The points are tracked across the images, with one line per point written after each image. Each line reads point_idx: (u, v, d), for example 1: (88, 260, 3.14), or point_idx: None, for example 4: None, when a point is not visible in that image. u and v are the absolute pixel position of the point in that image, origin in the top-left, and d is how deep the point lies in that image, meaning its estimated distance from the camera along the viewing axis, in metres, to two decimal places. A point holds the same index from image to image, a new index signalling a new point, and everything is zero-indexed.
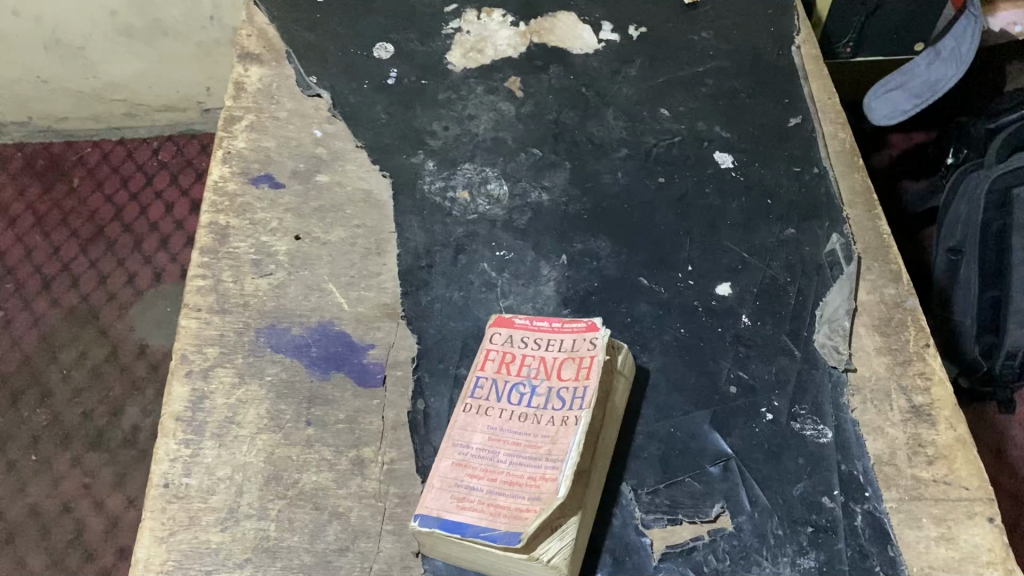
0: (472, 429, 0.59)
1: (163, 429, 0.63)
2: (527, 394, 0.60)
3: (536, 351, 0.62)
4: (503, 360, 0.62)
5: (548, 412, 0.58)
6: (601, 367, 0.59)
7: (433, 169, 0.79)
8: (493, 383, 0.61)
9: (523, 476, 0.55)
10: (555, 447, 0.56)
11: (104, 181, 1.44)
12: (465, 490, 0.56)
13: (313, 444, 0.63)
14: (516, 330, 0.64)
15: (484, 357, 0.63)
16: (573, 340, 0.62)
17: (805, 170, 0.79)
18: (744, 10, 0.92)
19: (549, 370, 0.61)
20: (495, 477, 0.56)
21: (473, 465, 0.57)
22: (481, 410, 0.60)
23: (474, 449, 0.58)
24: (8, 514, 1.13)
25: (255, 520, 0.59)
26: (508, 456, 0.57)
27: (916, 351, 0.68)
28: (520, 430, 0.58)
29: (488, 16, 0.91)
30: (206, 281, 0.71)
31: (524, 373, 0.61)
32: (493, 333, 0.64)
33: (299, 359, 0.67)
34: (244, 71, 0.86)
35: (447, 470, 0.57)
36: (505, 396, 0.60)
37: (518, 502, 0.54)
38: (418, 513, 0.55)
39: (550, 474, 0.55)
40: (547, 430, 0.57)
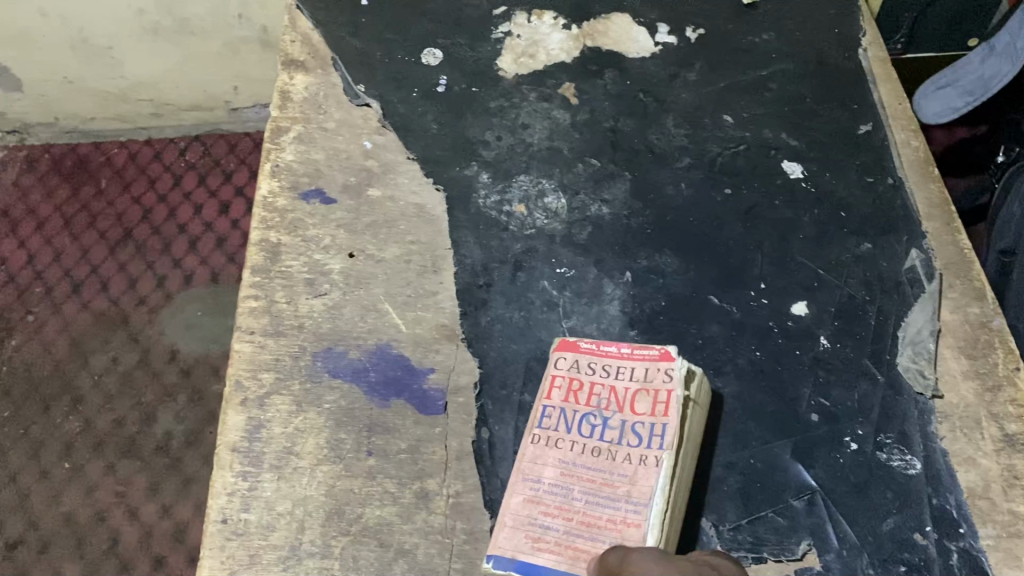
0: (543, 462, 0.56)
1: (219, 461, 0.61)
2: (599, 427, 0.57)
3: (606, 379, 0.59)
4: (571, 385, 0.59)
5: (623, 449, 0.55)
6: (680, 404, 0.56)
7: (488, 181, 0.76)
8: (560, 413, 0.58)
9: (602, 518, 0.53)
10: (635, 489, 0.53)
11: (132, 182, 1.41)
12: (541, 530, 0.53)
13: (375, 476, 0.60)
14: (582, 353, 0.60)
15: (549, 382, 0.60)
16: (647, 369, 0.58)
17: (879, 181, 0.75)
18: (805, 10, 0.89)
19: (622, 402, 0.57)
20: (571, 517, 0.53)
21: (546, 501, 0.54)
22: (551, 442, 0.57)
23: (546, 484, 0.55)
24: (43, 523, 1.11)
25: (318, 559, 0.57)
26: (584, 494, 0.54)
27: (1005, 374, 0.64)
28: (594, 466, 0.55)
29: (539, 18, 0.88)
30: (258, 302, 0.68)
31: (594, 403, 0.58)
32: (557, 357, 0.61)
33: (357, 385, 0.64)
34: (289, 79, 0.83)
35: (519, 507, 0.55)
36: (575, 427, 0.57)
37: (599, 547, 0.52)
38: (491, 553, 0.53)
39: (632, 518, 0.52)
40: (626, 468, 0.54)
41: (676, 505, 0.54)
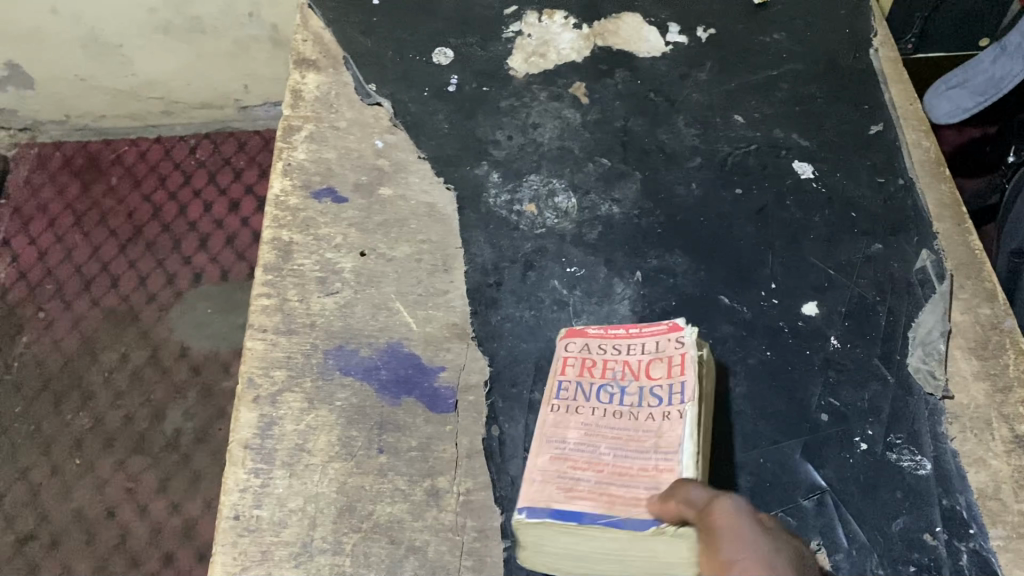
0: (566, 426, 0.57)
1: (231, 457, 0.61)
2: (617, 394, 0.58)
3: (619, 354, 0.60)
4: (585, 362, 0.60)
5: (645, 410, 0.56)
6: (694, 362, 0.57)
7: (498, 180, 0.76)
8: (577, 386, 0.59)
9: (633, 468, 0.53)
10: (663, 441, 0.54)
11: (143, 179, 1.41)
12: (573, 481, 0.53)
13: (386, 474, 0.60)
14: (591, 336, 0.61)
15: (562, 363, 0.60)
16: (659, 340, 0.60)
17: (889, 181, 0.75)
18: (816, 10, 0.89)
19: (636, 372, 0.58)
20: (602, 469, 0.54)
21: (575, 457, 0.55)
22: (571, 409, 0.57)
23: (571, 444, 0.55)
24: (54, 518, 1.12)
25: (329, 555, 0.57)
26: (611, 450, 0.55)
27: (1016, 375, 0.64)
28: (618, 426, 0.56)
29: (549, 18, 0.88)
30: (270, 300, 0.69)
31: (609, 375, 0.59)
32: (568, 340, 0.62)
33: (369, 382, 0.64)
34: (301, 78, 0.83)
35: (546, 464, 0.54)
36: (593, 397, 0.58)
37: (634, 491, 0.52)
38: (524, 505, 0.53)
39: (664, 465, 0.53)
40: (650, 425, 0.55)
41: (705, 454, 0.55)
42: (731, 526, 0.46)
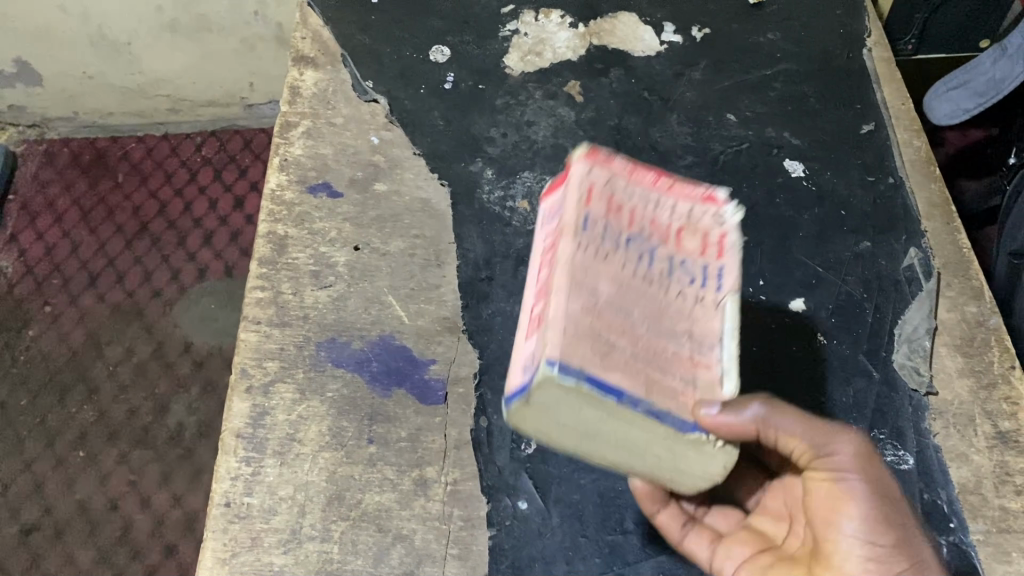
0: (596, 273, 0.47)
1: (224, 446, 0.62)
2: (650, 252, 0.50)
3: (652, 206, 0.51)
4: (614, 198, 0.51)
5: (679, 283, 0.49)
6: (736, 247, 0.51)
7: (492, 177, 0.77)
8: (606, 224, 0.50)
9: (668, 351, 0.47)
10: (701, 328, 0.48)
11: (148, 176, 1.43)
12: (608, 349, 0.45)
13: (375, 463, 0.62)
14: (619, 163, 0.52)
15: (586, 188, 0.50)
16: (697, 202, 0.52)
17: (880, 180, 0.76)
18: (812, 10, 0.89)
19: (671, 233, 0.51)
20: (637, 341, 0.46)
21: (608, 318, 0.46)
22: (599, 253, 0.48)
23: (603, 296, 0.47)
24: (58, 510, 1.14)
25: (318, 542, 0.58)
26: (646, 322, 0.47)
27: (1001, 373, 0.65)
28: (651, 292, 0.48)
29: (546, 16, 0.89)
30: (265, 292, 0.70)
31: (641, 226, 0.50)
32: (593, 163, 0.51)
33: (360, 374, 0.65)
34: (299, 75, 0.84)
35: (579, 316, 0.46)
36: (624, 246, 0.49)
37: (671, 382, 0.46)
38: (555, 360, 0.44)
39: (703, 359, 0.48)
40: (685, 304, 0.49)
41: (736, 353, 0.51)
42: (867, 482, 0.49)
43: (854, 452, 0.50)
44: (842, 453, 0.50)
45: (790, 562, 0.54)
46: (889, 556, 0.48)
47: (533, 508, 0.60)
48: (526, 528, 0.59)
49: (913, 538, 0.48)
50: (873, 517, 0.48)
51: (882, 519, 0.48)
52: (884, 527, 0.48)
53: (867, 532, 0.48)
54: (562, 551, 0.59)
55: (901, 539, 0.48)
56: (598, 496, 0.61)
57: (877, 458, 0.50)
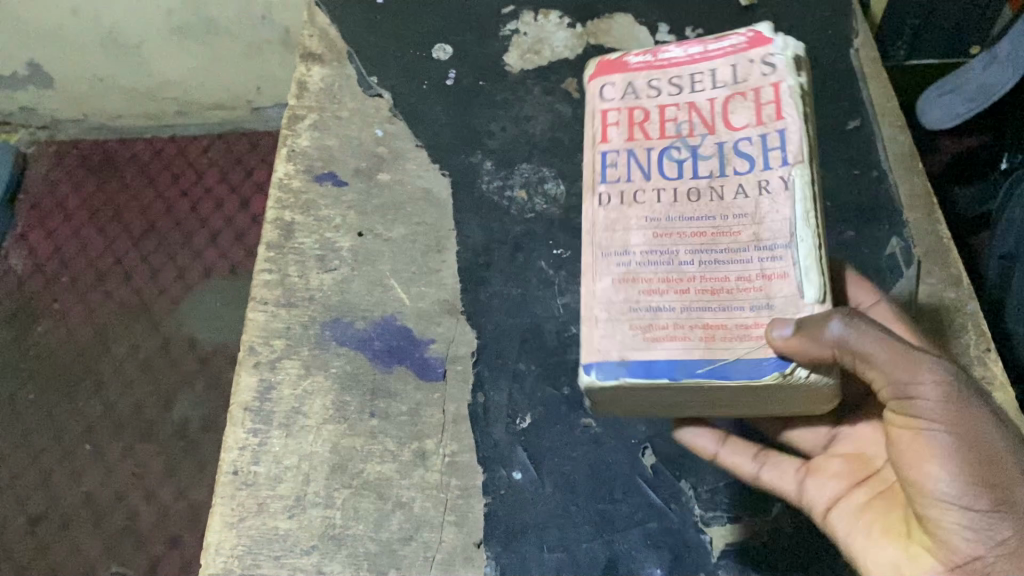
0: (627, 225, 0.50)
1: (233, 418, 0.66)
2: (693, 158, 0.50)
3: (682, 95, 0.51)
4: (636, 116, 0.52)
5: (733, 180, 0.49)
6: (793, 99, 0.49)
7: (491, 168, 0.79)
8: (629, 156, 0.51)
9: (720, 281, 0.48)
10: (762, 228, 0.48)
11: (156, 178, 1.44)
12: (650, 315, 0.48)
13: (376, 435, 0.65)
14: (631, 73, 0.53)
15: (602, 124, 0.52)
16: (735, 69, 0.51)
17: (864, 173, 0.79)
18: (808, 6, 0.90)
19: (713, 117, 0.50)
20: (682, 287, 0.48)
21: (646, 276, 0.49)
22: (628, 198, 0.50)
23: (637, 251, 0.49)
24: (64, 501, 1.17)
25: (321, 509, 0.62)
26: (695, 257, 0.48)
27: (975, 355, 0.69)
28: (700, 216, 0.49)
29: (545, 16, 0.88)
30: (272, 275, 0.73)
31: (676, 130, 0.51)
32: (604, 86, 0.53)
33: (363, 353, 0.69)
34: (307, 70, 0.85)
35: (611, 291, 0.49)
36: (661, 168, 0.50)
37: (732, 318, 0.47)
38: (588, 363, 0.48)
39: (774, 269, 0.48)
40: (745, 206, 0.48)
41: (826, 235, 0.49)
42: (963, 438, 0.47)
43: (943, 393, 0.47)
44: (929, 398, 0.48)
45: (892, 497, 0.54)
46: (990, 520, 0.47)
47: (527, 478, 0.64)
48: (520, 496, 0.63)
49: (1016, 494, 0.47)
50: (972, 479, 0.47)
51: (982, 479, 0.47)
52: (985, 490, 0.47)
53: (962, 494, 0.47)
54: (554, 518, 0.63)
55: (1003, 500, 0.47)
56: (588, 468, 0.65)
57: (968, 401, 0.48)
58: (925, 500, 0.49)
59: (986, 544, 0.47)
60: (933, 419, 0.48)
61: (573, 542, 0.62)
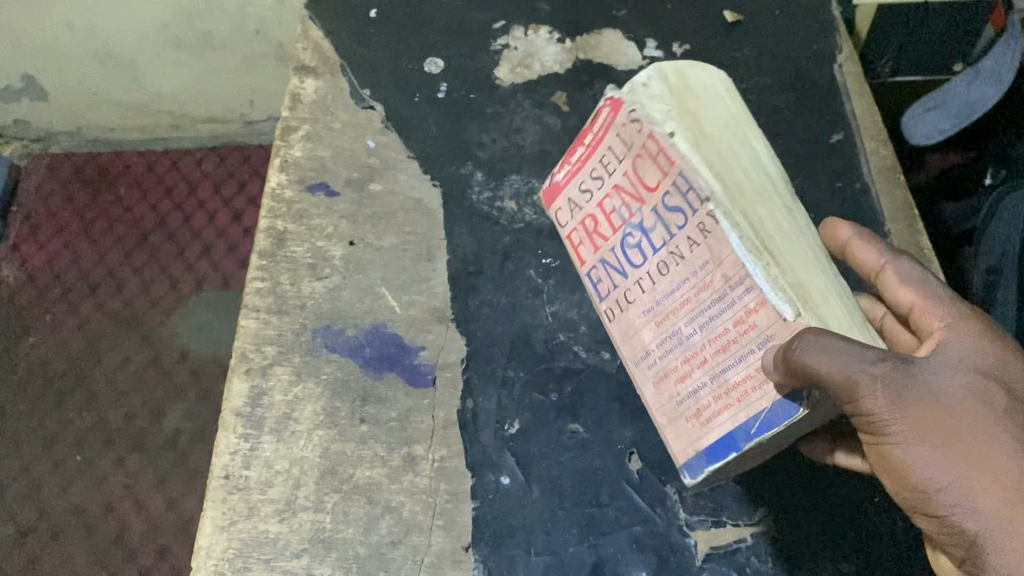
0: (637, 326, 0.59)
1: (223, 423, 0.66)
2: (647, 235, 0.57)
3: (609, 187, 0.60)
4: (591, 226, 0.61)
5: (681, 239, 0.55)
6: (671, 141, 0.55)
7: (482, 179, 0.81)
8: (609, 262, 0.61)
9: (717, 338, 0.54)
10: (720, 270, 0.53)
11: (149, 190, 1.45)
12: (693, 400, 0.56)
13: (366, 441, 0.66)
14: (566, 193, 0.63)
15: (578, 248, 0.63)
16: (623, 141, 0.58)
17: (847, 185, 0.81)
18: (793, 22, 0.92)
19: (638, 188, 0.58)
20: (696, 360, 0.55)
21: (675, 362, 0.57)
22: (626, 300, 0.60)
23: (653, 345, 0.58)
24: (53, 512, 1.17)
25: (311, 512, 0.63)
26: (692, 325, 0.55)
27: None
28: (681, 284, 0.55)
29: (535, 32, 0.90)
30: (264, 283, 0.73)
31: (623, 218, 0.59)
32: (558, 212, 0.64)
33: (354, 359, 0.69)
34: (300, 83, 0.86)
35: (656, 394, 0.58)
36: (635, 258, 0.58)
37: (741, 367, 0.53)
38: (683, 468, 0.57)
39: (749, 304, 0.52)
40: (699, 253, 0.54)
41: (773, 251, 0.53)
42: (921, 444, 0.49)
43: (891, 399, 0.48)
44: (880, 409, 0.49)
45: None
46: (959, 523, 0.48)
47: (515, 483, 0.65)
48: (508, 501, 0.64)
49: (979, 492, 0.48)
50: (932, 481, 0.49)
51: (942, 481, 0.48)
52: (946, 496, 0.48)
53: (928, 499, 0.49)
54: (541, 522, 0.64)
55: (966, 501, 0.48)
56: (576, 473, 0.66)
57: (919, 410, 0.49)
58: (900, 499, 0.51)
59: (960, 545, 0.49)
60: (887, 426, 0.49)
61: (560, 546, 0.63)
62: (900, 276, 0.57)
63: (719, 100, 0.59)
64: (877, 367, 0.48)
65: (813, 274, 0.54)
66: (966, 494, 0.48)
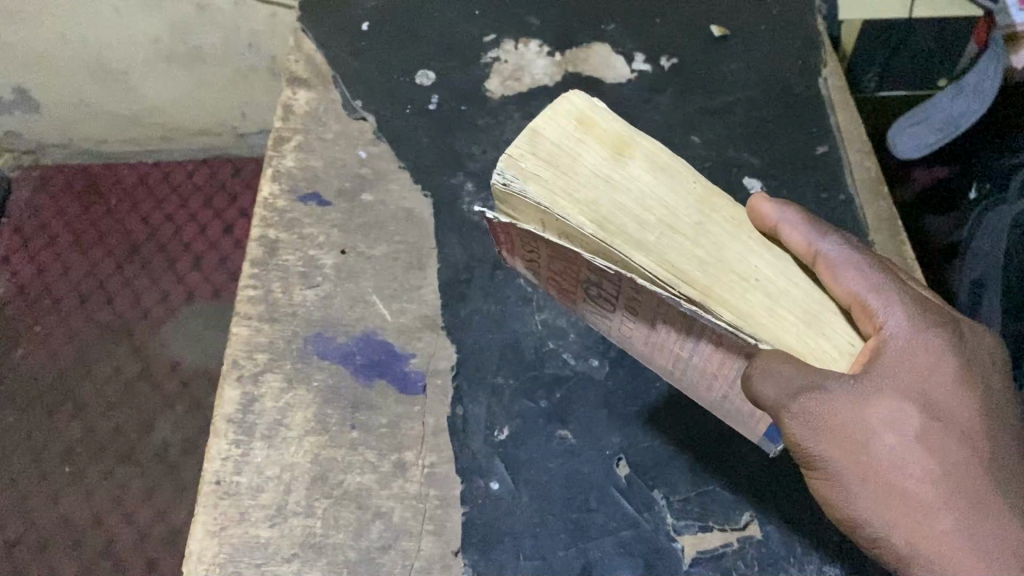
0: (643, 353, 0.58)
1: (215, 430, 0.67)
2: (598, 290, 0.54)
3: (541, 258, 0.56)
4: (559, 284, 0.58)
5: (624, 290, 0.52)
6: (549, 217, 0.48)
7: (472, 189, 0.82)
8: (590, 308, 0.59)
9: (710, 360, 0.53)
10: (671, 313, 0.50)
11: (140, 202, 1.45)
12: (727, 403, 0.57)
13: (357, 447, 0.67)
14: (515, 261, 0.59)
15: (554, 295, 0.60)
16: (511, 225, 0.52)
17: (832, 196, 0.82)
18: (778, 37, 0.93)
19: (563, 257, 0.53)
20: (707, 378, 0.55)
21: (691, 380, 0.57)
22: (622, 334, 0.58)
23: (663, 366, 0.58)
24: (41, 524, 1.17)
25: (302, 517, 0.64)
26: (682, 351, 0.54)
27: None
28: (651, 322, 0.53)
29: (525, 45, 0.91)
30: (256, 291, 0.74)
31: (573, 279, 0.56)
32: (517, 269, 0.61)
33: (344, 366, 0.70)
34: (292, 94, 0.87)
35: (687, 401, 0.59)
36: (606, 305, 0.56)
37: None
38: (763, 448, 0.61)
39: (715, 333, 0.49)
40: (647, 300, 0.51)
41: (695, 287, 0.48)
42: (845, 473, 0.51)
43: (819, 431, 0.51)
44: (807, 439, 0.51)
45: None
46: (879, 543, 0.52)
47: (504, 488, 0.66)
48: (498, 506, 0.65)
49: (899, 523, 0.51)
50: (857, 505, 0.52)
51: (866, 506, 0.51)
52: (867, 520, 0.52)
53: (851, 521, 0.53)
54: (530, 527, 0.64)
55: (887, 528, 0.51)
56: (564, 478, 0.66)
57: (844, 441, 0.51)
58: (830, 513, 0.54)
59: (881, 559, 0.53)
60: (825, 449, 0.51)
61: (548, 551, 0.63)
62: (834, 271, 0.53)
63: (572, 149, 0.52)
64: (829, 395, 0.50)
65: (756, 297, 0.50)
66: (888, 521, 0.51)
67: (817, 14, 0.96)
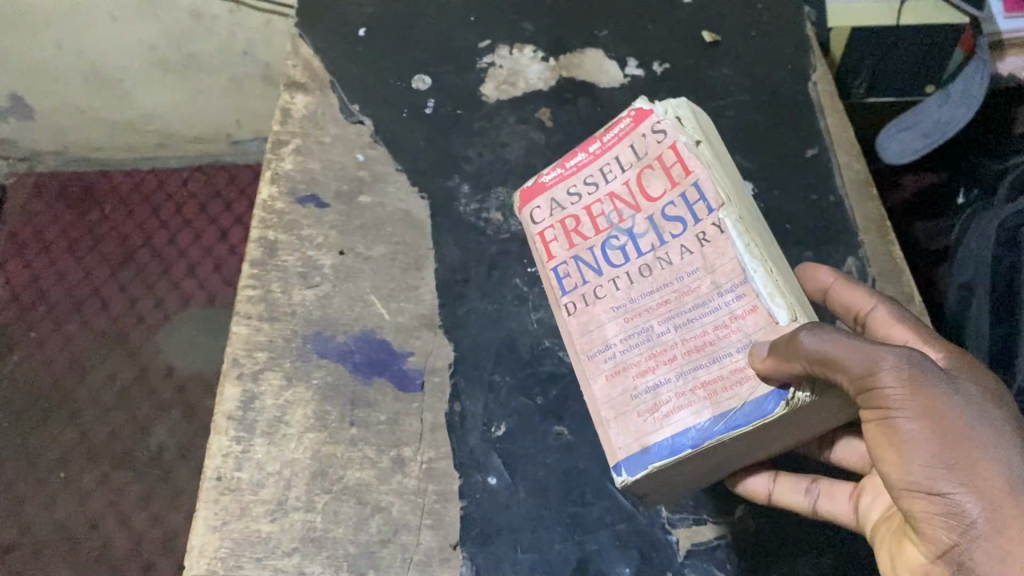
0: (593, 327, 0.57)
1: (216, 427, 0.68)
2: (625, 244, 0.57)
3: (600, 190, 0.59)
4: (571, 225, 0.60)
5: (674, 243, 0.56)
6: (692, 153, 0.57)
7: (469, 191, 0.83)
8: (575, 262, 0.59)
9: (699, 338, 0.54)
10: (720, 272, 0.54)
11: (135, 207, 1.45)
12: (655, 389, 0.54)
13: (356, 443, 0.67)
14: (549, 191, 0.61)
15: (542, 243, 0.60)
16: (635, 145, 0.59)
17: (822, 198, 0.84)
18: (769, 43, 0.95)
19: (634, 200, 0.58)
20: (667, 357, 0.54)
21: (637, 357, 0.55)
22: (588, 299, 0.58)
23: (614, 342, 0.56)
24: (37, 529, 1.17)
25: (302, 512, 0.64)
26: (668, 324, 0.55)
27: None
28: (659, 287, 0.56)
29: (520, 51, 0.93)
30: (255, 291, 0.75)
31: (605, 224, 0.58)
32: (533, 207, 0.61)
33: (344, 364, 0.71)
34: (290, 98, 0.88)
35: (608, 386, 0.56)
36: (605, 260, 0.58)
37: (724, 364, 0.52)
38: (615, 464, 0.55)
39: (745, 305, 0.53)
40: (693, 260, 0.55)
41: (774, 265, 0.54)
42: (921, 423, 0.48)
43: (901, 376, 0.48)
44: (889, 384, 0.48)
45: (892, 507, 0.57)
46: (956, 504, 0.47)
47: (501, 483, 0.67)
48: (495, 500, 0.66)
49: (979, 476, 0.47)
50: (929, 456, 0.48)
51: (948, 461, 0.47)
52: (943, 475, 0.47)
53: (926, 480, 0.48)
54: (527, 521, 0.65)
55: (965, 482, 0.47)
56: (561, 473, 0.67)
57: (923, 390, 0.48)
58: (898, 480, 0.49)
59: (953, 528, 0.47)
60: (907, 398, 0.48)
61: (545, 544, 0.65)
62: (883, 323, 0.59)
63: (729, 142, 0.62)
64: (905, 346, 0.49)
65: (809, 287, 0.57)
66: (969, 476, 0.47)
67: (806, 20, 0.98)
